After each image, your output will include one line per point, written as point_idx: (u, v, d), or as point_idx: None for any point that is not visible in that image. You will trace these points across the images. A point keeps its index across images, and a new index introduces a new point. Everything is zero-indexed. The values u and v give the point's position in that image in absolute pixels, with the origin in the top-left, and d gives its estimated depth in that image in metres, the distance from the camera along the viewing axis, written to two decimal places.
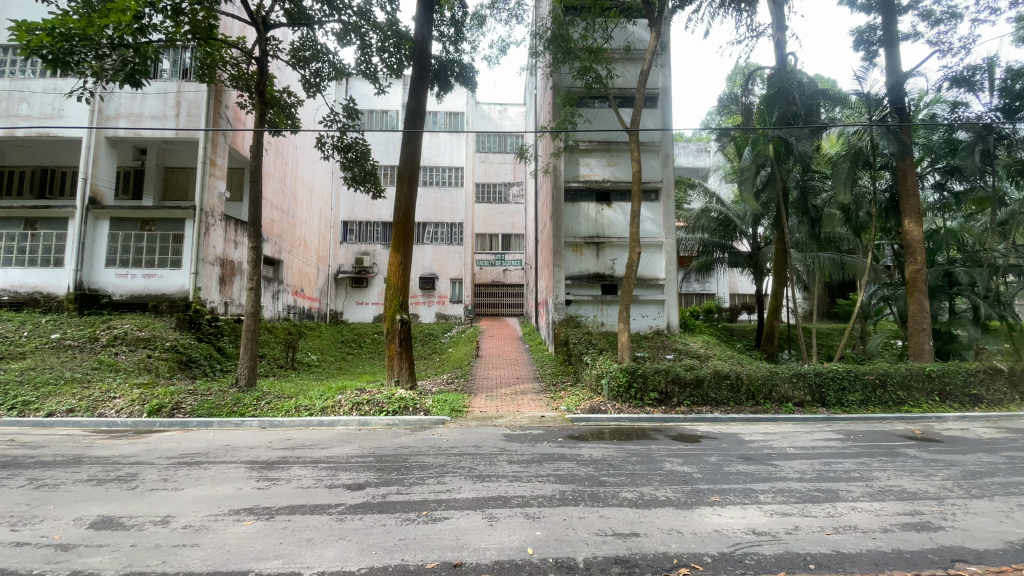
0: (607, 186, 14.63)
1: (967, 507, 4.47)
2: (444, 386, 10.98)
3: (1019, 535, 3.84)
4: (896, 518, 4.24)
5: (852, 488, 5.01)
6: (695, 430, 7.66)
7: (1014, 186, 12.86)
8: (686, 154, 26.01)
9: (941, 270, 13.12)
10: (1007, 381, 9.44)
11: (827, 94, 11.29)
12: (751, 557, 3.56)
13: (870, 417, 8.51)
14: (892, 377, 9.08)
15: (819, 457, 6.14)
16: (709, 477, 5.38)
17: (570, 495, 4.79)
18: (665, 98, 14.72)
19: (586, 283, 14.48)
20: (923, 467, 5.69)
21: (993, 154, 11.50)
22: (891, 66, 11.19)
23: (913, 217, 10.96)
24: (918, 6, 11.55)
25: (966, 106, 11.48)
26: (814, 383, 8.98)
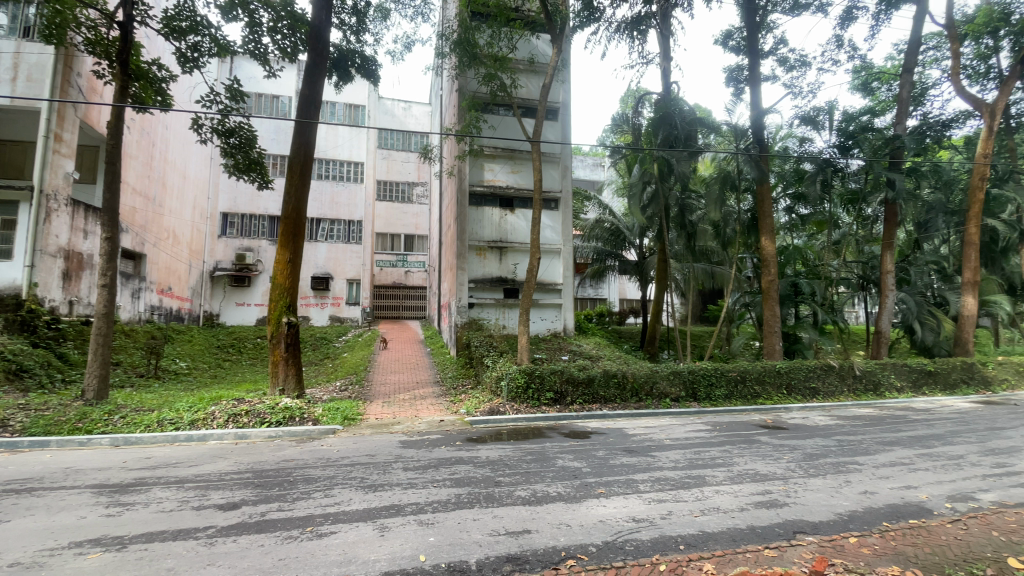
0: (510, 193, 14.95)
1: (806, 484, 5.24)
2: (336, 394, 10.37)
3: (844, 507, 4.58)
4: (751, 498, 4.84)
5: (717, 473, 5.63)
6: (586, 427, 8.10)
7: (846, 212, 15.37)
8: (583, 167, 27.58)
9: (790, 281, 15.26)
10: (838, 375, 11.18)
11: (703, 122, 12.62)
12: (631, 543, 3.84)
13: (732, 409, 9.63)
14: (750, 373, 10.39)
15: (691, 447, 6.80)
16: (597, 471, 5.72)
17: (465, 498, 4.80)
18: (565, 112, 15.44)
19: (488, 286, 14.65)
20: (772, 452, 6.57)
21: (829, 184, 13.54)
22: (754, 101, 12.82)
23: (768, 235, 12.59)
24: (777, 52, 13.44)
25: (811, 142, 13.55)
26: (688, 380, 9.97)
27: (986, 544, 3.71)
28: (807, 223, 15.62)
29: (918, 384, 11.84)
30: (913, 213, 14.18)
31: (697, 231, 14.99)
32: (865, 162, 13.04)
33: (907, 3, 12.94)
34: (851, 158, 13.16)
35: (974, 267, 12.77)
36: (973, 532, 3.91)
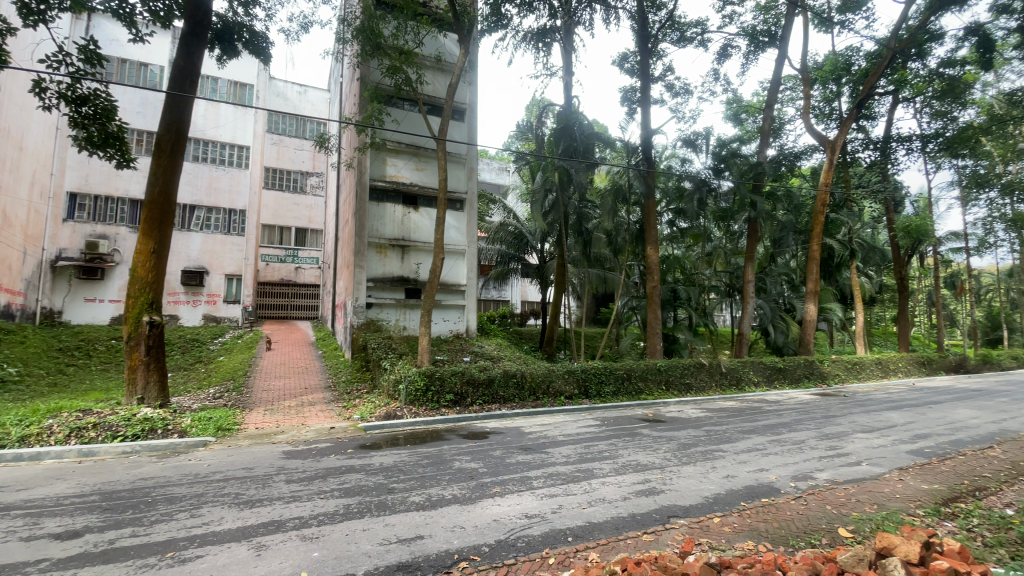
0: (414, 190, 14.61)
1: (680, 472, 5.78)
2: (208, 402, 9.31)
3: (711, 490, 5.11)
4: (633, 487, 5.22)
5: (604, 466, 5.99)
6: (484, 427, 8.16)
7: (718, 227, 17.27)
8: (489, 170, 27.90)
9: (671, 287, 16.81)
10: (708, 372, 12.51)
11: (600, 136, 13.41)
12: (523, 540, 3.93)
13: (619, 405, 10.32)
14: (635, 371, 11.23)
15: (582, 442, 7.17)
16: (492, 470, 5.79)
17: (355, 507, 4.57)
18: (472, 113, 15.49)
19: (389, 286, 14.16)
20: (653, 443, 7.15)
21: (704, 203, 15.07)
22: (645, 121, 13.90)
23: (653, 244, 13.71)
24: (665, 78, 14.72)
25: (690, 163, 15.05)
26: (581, 378, 10.50)
27: (820, 515, 4.33)
28: (685, 235, 17.31)
29: (770, 378, 13.65)
30: (770, 230, 16.33)
31: (593, 238, 15.87)
32: (734, 183, 14.77)
33: (769, 47, 14.91)
34: (723, 179, 14.79)
35: (815, 278, 14.98)
36: (810, 506, 4.55)
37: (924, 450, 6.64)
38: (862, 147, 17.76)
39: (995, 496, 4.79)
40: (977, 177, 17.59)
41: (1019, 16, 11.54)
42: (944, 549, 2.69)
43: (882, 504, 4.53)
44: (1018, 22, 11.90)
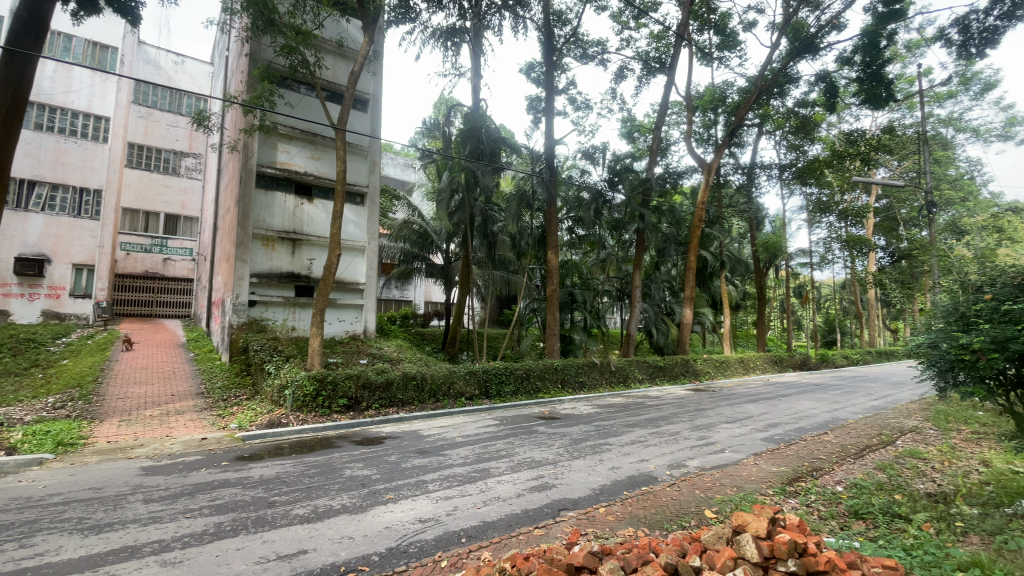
0: (308, 180, 13.69)
1: (571, 466, 6.07)
2: (43, 413, 7.88)
3: (598, 482, 5.44)
4: (527, 483, 5.38)
5: (500, 464, 6.09)
6: (379, 432, 7.87)
7: (612, 235, 18.44)
8: (393, 165, 27.11)
9: (568, 291, 17.67)
10: (599, 371, 13.30)
11: (505, 141, 13.66)
12: (415, 545, 3.86)
13: (517, 404, 10.56)
14: (533, 371, 11.58)
15: (479, 442, 7.22)
16: (386, 476, 5.60)
17: (228, 525, 4.14)
18: (375, 105, 14.93)
19: (276, 283, 13.10)
20: (547, 440, 7.42)
21: (600, 213, 16.02)
22: (549, 131, 14.44)
23: (554, 249, 14.26)
24: (569, 92, 15.43)
25: (588, 174, 15.94)
26: (482, 378, 10.58)
27: (690, 499, 4.80)
28: (583, 242, 18.25)
29: (653, 376, 14.88)
30: (656, 241, 17.81)
31: (497, 241, 16.10)
32: (626, 197, 15.91)
33: (659, 74, 16.30)
34: (617, 191, 15.84)
35: (692, 286, 16.61)
36: (682, 492, 5.03)
37: (773, 437, 7.68)
38: (733, 171, 20.11)
39: (826, 474, 5.67)
40: (819, 204, 20.80)
41: (858, 68, 13.83)
42: (786, 523, 3.05)
43: (741, 486, 5.15)
44: (854, 74, 14.27)
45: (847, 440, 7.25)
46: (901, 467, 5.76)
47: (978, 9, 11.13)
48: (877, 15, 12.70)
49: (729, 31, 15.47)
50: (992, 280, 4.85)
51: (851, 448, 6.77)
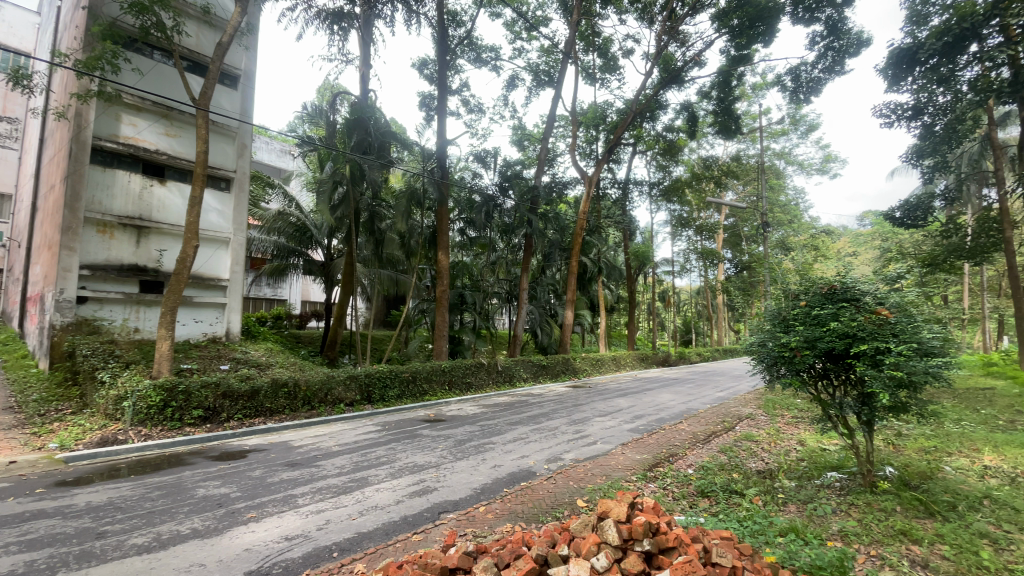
0: (161, 160, 11.96)
1: (453, 468, 6.06)
2: None
3: (479, 482, 5.50)
4: (407, 489, 5.25)
5: (379, 472, 5.86)
6: (242, 445, 7.12)
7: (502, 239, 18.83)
8: (268, 151, 24.87)
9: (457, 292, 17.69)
10: (486, 371, 13.48)
11: (395, 136, 13.23)
12: (279, 565, 3.54)
13: (401, 408, 10.28)
14: (419, 373, 11.33)
15: (358, 450, 6.88)
16: (249, 494, 5.07)
17: (42, 563, 3.45)
18: (247, 82, 13.56)
19: (115, 276, 11.20)
20: (430, 443, 7.32)
21: (491, 216, 16.27)
22: (440, 131, 14.31)
23: (444, 250, 14.14)
24: (462, 93, 15.47)
25: (479, 177, 16.12)
26: (363, 382, 10.10)
27: (564, 491, 5.07)
28: (474, 244, 18.38)
29: (537, 375, 15.49)
30: (542, 246, 18.55)
31: (384, 239, 15.53)
32: (516, 202, 16.36)
33: (548, 87, 17.08)
34: (507, 196, 16.23)
35: (574, 289, 17.60)
36: (558, 484, 5.30)
37: (639, 427, 8.45)
38: (611, 185, 21.78)
39: (680, 459, 6.37)
40: (681, 218, 23.44)
41: (714, 102, 15.79)
42: (643, 506, 3.34)
43: (609, 475, 5.56)
44: (711, 107, 16.29)
45: (698, 428, 8.24)
46: (738, 449, 6.69)
47: (805, 61, 13.40)
48: (730, 57, 14.65)
49: (610, 55, 16.70)
50: (805, 289, 5.04)
51: (701, 435, 7.70)
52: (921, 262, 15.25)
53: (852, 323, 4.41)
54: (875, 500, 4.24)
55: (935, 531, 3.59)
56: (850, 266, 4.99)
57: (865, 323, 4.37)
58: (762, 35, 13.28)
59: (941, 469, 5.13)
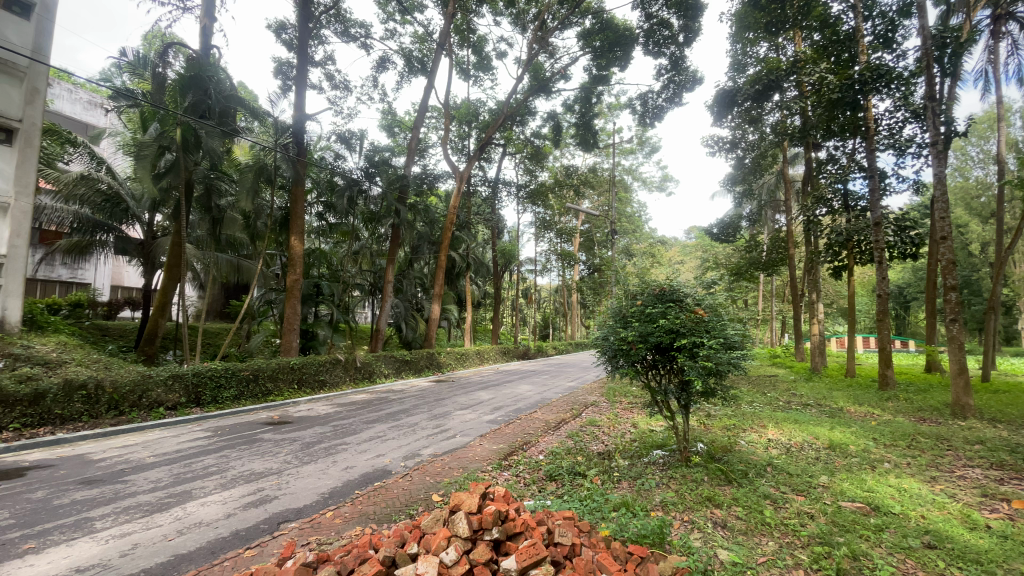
0: None
1: (298, 473, 5.56)
2: None
3: (327, 486, 5.13)
4: (241, 500, 4.68)
5: (207, 483, 5.13)
6: (18, 462, 5.67)
7: (366, 228, 17.91)
8: (71, 101, 20.25)
9: (312, 282, 16.34)
10: (343, 368, 12.66)
11: (243, 102, 11.66)
12: None
13: (239, 410, 9.14)
14: (263, 371, 10.19)
15: (181, 461, 5.93)
16: (24, 521, 4.04)
17: None
18: (44, 14, 10.83)
19: None
20: (273, 448, 6.64)
21: (354, 202, 15.38)
22: (298, 104, 13.03)
23: (298, 234, 12.91)
24: (325, 67, 14.29)
25: (342, 159, 15.09)
26: (191, 383, 8.75)
27: (420, 487, 4.99)
28: (334, 231, 17.17)
29: (399, 370, 15.04)
30: (410, 238, 18.06)
31: (224, 218, 13.64)
32: (382, 190, 15.60)
33: (420, 75, 16.65)
34: (373, 183, 15.42)
35: (441, 284, 17.45)
36: (413, 481, 5.19)
37: (496, 419, 8.71)
38: (481, 182, 22.05)
39: (533, 446, 6.72)
40: (545, 221, 24.85)
41: (577, 115, 17.02)
42: (494, 495, 3.44)
43: (466, 467, 5.63)
44: (575, 119, 17.50)
45: (550, 416, 8.80)
46: (583, 434, 7.29)
47: (653, 90, 15.09)
48: (592, 75, 15.85)
49: (484, 53, 16.91)
50: (641, 290, 5.67)
51: (552, 423, 8.22)
52: (732, 272, 18.34)
53: (676, 321, 5.08)
54: (690, 472, 4.94)
55: (732, 496, 4.31)
56: (677, 272, 5.74)
57: (686, 320, 5.07)
58: (619, 60, 14.64)
59: (737, 443, 6.20)
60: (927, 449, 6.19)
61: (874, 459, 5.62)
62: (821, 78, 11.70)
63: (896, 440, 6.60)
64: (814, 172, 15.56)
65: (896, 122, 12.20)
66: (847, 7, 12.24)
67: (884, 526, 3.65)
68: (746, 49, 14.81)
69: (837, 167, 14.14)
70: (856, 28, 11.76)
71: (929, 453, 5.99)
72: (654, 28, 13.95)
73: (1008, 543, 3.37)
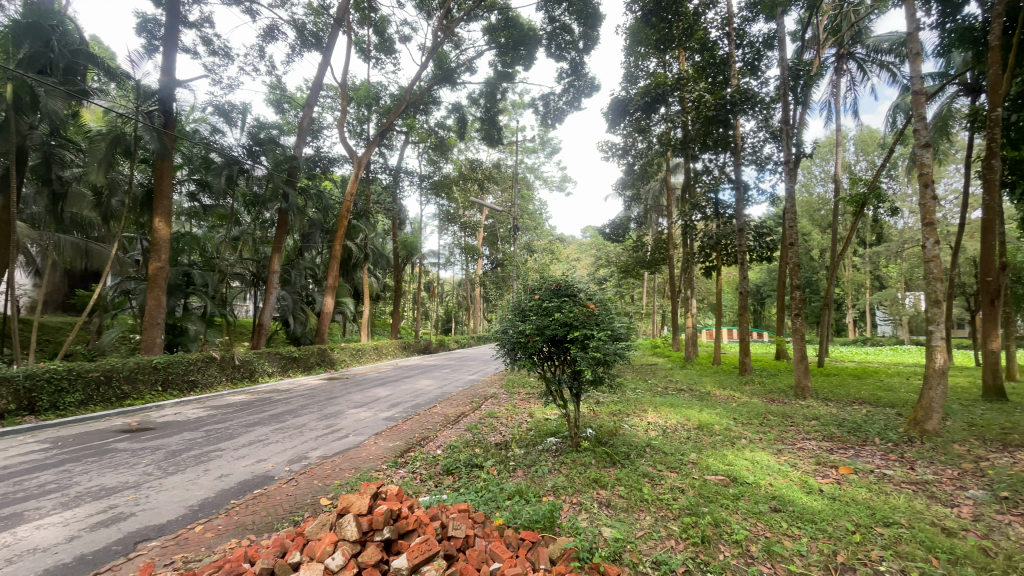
0: None
1: (161, 486, 4.91)
2: None
3: (198, 497, 4.60)
4: (88, 520, 4.02)
5: (42, 503, 4.33)
6: None
7: (248, 212, 16.37)
8: None
9: (182, 270, 14.54)
10: (218, 366, 11.43)
11: (96, 60, 9.97)
12: None
13: (87, 417, 7.88)
14: (118, 371, 8.87)
15: (7, 479, 4.95)
16: None
17: None
18: None
19: None
20: (130, 458, 5.79)
21: (234, 182, 13.97)
22: (167, 67, 11.43)
23: (163, 216, 11.34)
24: (202, 29, 12.70)
25: (220, 135, 13.58)
26: (22, 388, 7.38)
27: (307, 491, 4.68)
28: (209, 213, 15.45)
29: (285, 368, 13.95)
30: (300, 225, 16.80)
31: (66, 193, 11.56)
32: (268, 171, 14.25)
33: (315, 51, 15.50)
34: (257, 163, 14.06)
35: (335, 275, 16.47)
36: (299, 486, 4.86)
37: (393, 416, 8.46)
38: (381, 170, 21.13)
39: (430, 441, 6.63)
40: (448, 214, 24.65)
41: (482, 109, 17.10)
42: (386, 495, 3.34)
43: (358, 468, 5.38)
44: (479, 114, 17.55)
45: (449, 410, 8.76)
46: (481, 427, 7.36)
47: (554, 92, 15.62)
48: (497, 71, 15.92)
49: (387, 35, 16.22)
50: (539, 285, 5.85)
51: (451, 416, 8.20)
52: (622, 270, 19.72)
53: (571, 314, 5.31)
54: (579, 457, 5.22)
55: (615, 476, 4.64)
56: (572, 268, 6.01)
57: (578, 314, 5.32)
58: (523, 58, 14.91)
59: (622, 426, 6.69)
60: (775, 425, 7.18)
61: (734, 436, 6.41)
62: (700, 97, 12.97)
63: (751, 418, 7.60)
64: (692, 181, 17.25)
65: (758, 141, 13.95)
66: (722, 34, 13.68)
67: (741, 495, 4.18)
68: (638, 63, 15.90)
69: (710, 178, 15.82)
70: (729, 54, 13.21)
71: (776, 429, 6.98)
72: (557, 31, 14.39)
73: (835, 503, 4.03)
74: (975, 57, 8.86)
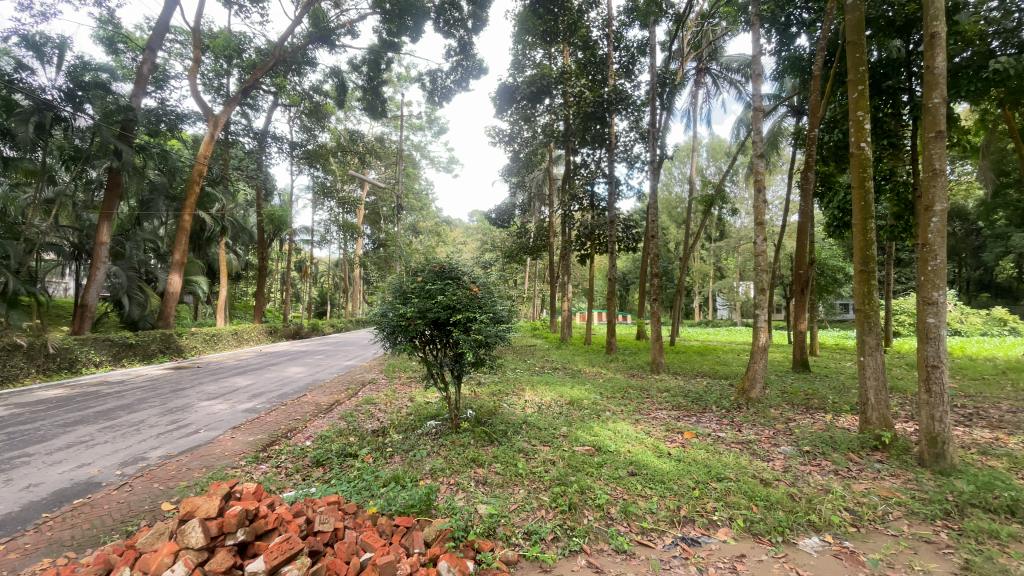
0: None
1: None
2: None
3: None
4: None
5: None
6: None
7: (65, 168, 13.60)
8: None
9: None
10: (24, 356, 9.35)
11: None
12: None
13: None
14: None
15: None
16: None
17: None
18: None
19: None
20: None
21: (46, 132, 11.80)
22: None
23: None
24: None
25: (28, 73, 10.99)
26: None
27: (144, 497, 4.05)
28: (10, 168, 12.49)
29: (118, 357, 11.90)
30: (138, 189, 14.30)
31: None
32: (94, 122, 11.74)
33: None
34: (79, 111, 11.63)
35: (184, 250, 14.36)
36: (135, 491, 4.19)
37: (255, 407, 7.70)
38: (244, 133, 18.74)
39: (298, 432, 6.15)
40: (324, 188, 22.90)
41: (364, 78, 16.02)
42: (242, 494, 3.02)
43: (211, 466, 4.80)
44: (361, 82, 16.41)
45: (322, 398, 8.22)
46: (357, 414, 7.01)
47: (441, 69, 15.22)
48: (382, 39, 14.95)
49: None
50: (421, 267, 5.70)
51: (323, 405, 7.69)
52: (505, 255, 20.16)
53: (454, 297, 5.26)
54: (458, 438, 5.24)
55: (492, 454, 4.76)
56: (457, 251, 5.95)
57: (462, 297, 5.28)
58: (410, 29, 14.16)
59: (500, 406, 6.88)
60: (634, 398, 7.96)
61: (599, 409, 6.97)
62: (581, 92, 13.63)
63: (615, 393, 8.32)
64: (571, 172, 18.14)
65: (630, 140, 15.11)
66: (603, 34, 14.43)
67: (604, 463, 4.55)
68: (525, 52, 16.16)
69: (588, 171, 16.77)
70: (608, 54, 14.00)
71: (635, 401, 7.74)
72: (445, 6, 13.92)
73: (680, 464, 4.61)
74: (801, 84, 10.51)
